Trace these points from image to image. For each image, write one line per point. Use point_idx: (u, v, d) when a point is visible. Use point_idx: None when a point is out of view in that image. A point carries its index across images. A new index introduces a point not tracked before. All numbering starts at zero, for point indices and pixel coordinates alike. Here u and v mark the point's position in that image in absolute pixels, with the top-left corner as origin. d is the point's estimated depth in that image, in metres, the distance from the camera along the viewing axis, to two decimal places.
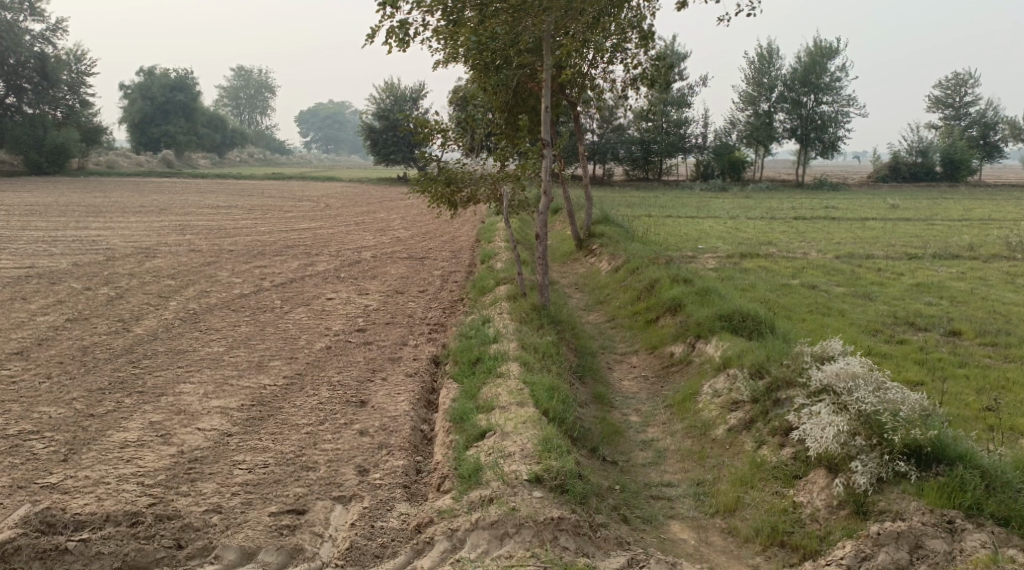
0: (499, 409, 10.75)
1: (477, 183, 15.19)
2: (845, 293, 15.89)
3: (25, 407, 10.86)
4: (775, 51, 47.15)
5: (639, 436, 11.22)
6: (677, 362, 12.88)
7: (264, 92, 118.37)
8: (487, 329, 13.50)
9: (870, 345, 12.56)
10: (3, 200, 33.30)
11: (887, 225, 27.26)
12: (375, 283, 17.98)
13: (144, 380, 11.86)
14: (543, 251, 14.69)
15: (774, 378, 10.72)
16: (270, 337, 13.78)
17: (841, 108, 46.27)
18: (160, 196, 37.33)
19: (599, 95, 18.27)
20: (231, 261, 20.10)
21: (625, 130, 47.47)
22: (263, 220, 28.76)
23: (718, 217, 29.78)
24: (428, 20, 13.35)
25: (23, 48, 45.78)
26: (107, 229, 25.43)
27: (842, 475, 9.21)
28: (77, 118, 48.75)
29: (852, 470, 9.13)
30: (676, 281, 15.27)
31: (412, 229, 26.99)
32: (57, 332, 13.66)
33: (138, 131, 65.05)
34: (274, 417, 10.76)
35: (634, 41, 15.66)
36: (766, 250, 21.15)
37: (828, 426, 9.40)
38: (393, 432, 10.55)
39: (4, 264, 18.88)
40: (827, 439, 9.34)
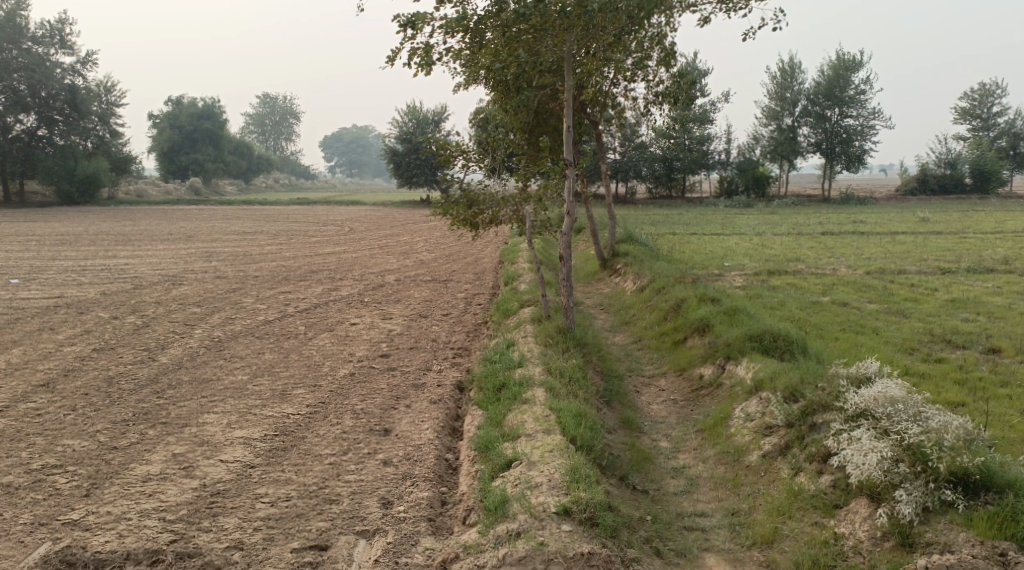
0: (525, 437, 10.51)
1: (499, 204, 14.99)
2: (878, 310, 15.52)
3: (48, 440, 10.72)
4: (797, 65, 46.86)
5: (670, 463, 10.93)
6: (706, 386, 12.56)
7: (289, 119, 119.43)
8: (512, 353, 13.26)
9: (906, 364, 12.21)
10: (34, 231, 33.56)
11: (918, 239, 26.80)
12: (399, 307, 17.81)
13: (167, 411, 11.71)
14: (566, 272, 14.44)
15: (809, 402, 10.39)
16: (294, 365, 13.61)
17: (866, 121, 45.76)
18: (187, 224, 37.53)
19: (621, 113, 18.08)
20: (256, 287, 20.03)
21: (647, 147, 47.18)
22: (289, 245, 28.76)
23: (743, 234, 29.43)
24: (450, 43, 13.18)
25: (55, 81, 45.77)
26: (134, 257, 25.49)
27: (885, 504, 8.89)
28: (107, 148, 49.22)
29: (897, 499, 8.80)
30: (703, 301, 14.99)
31: (435, 252, 26.85)
32: (82, 362, 13.57)
33: (166, 159, 65.68)
34: (297, 448, 10.56)
35: (656, 59, 15.48)
36: (795, 266, 20.80)
37: (869, 453, 9.08)
38: (417, 461, 10.33)
39: (33, 294, 18.92)
40: (869, 466, 9.01)
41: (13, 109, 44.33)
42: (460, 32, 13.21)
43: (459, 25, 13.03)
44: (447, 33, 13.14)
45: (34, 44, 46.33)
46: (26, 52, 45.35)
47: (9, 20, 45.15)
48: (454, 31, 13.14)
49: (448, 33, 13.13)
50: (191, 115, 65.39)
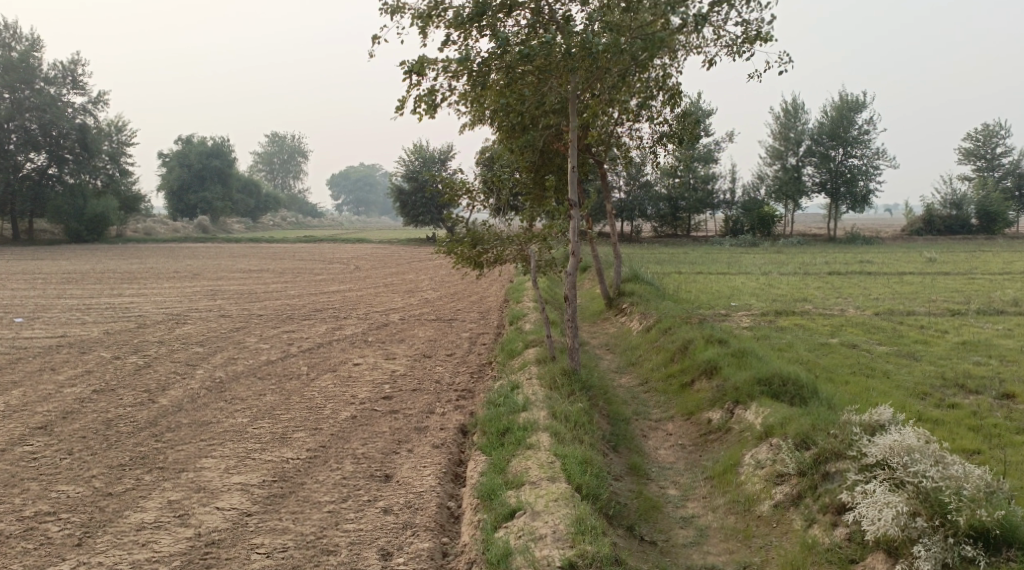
0: (529, 485, 10.28)
1: (503, 244, 14.76)
2: (888, 352, 15.27)
3: (43, 486, 10.50)
4: (801, 106, 47.01)
5: (679, 511, 10.65)
6: (715, 431, 12.30)
7: (297, 157, 120.05)
8: (517, 396, 13.03)
9: (919, 410, 11.94)
10: (42, 269, 33.50)
11: (925, 279, 26.57)
12: (403, 346, 17.60)
13: (165, 455, 11.48)
14: (572, 313, 14.22)
15: (821, 450, 10.18)
16: (296, 407, 13.37)
17: (871, 161, 45.75)
18: (194, 262, 37.47)
19: (626, 153, 18.03)
20: (260, 327, 19.83)
21: (652, 186, 47.18)
22: (294, 283, 28.61)
23: (749, 273, 29.23)
24: (454, 85, 13.09)
25: (66, 120, 45.61)
26: (140, 295, 25.35)
27: (903, 560, 8.78)
28: (117, 187, 49.32)
29: (915, 555, 8.72)
30: (711, 342, 14.78)
31: (441, 290, 26.69)
32: (82, 404, 13.34)
33: (174, 197, 65.76)
34: (295, 495, 10.34)
35: (661, 99, 15.44)
36: (802, 307, 20.59)
37: (886, 507, 8.95)
38: (418, 509, 10.10)
39: (36, 334, 18.75)
40: (885, 521, 8.89)
41: (24, 148, 44.77)
42: (464, 74, 13.14)
43: (463, 67, 12.95)
44: (452, 76, 13.07)
45: (47, 85, 46.38)
46: (38, 92, 45.42)
47: (23, 61, 45.17)
48: (459, 73, 13.06)
49: (452, 76, 13.05)
50: (200, 154, 65.70)
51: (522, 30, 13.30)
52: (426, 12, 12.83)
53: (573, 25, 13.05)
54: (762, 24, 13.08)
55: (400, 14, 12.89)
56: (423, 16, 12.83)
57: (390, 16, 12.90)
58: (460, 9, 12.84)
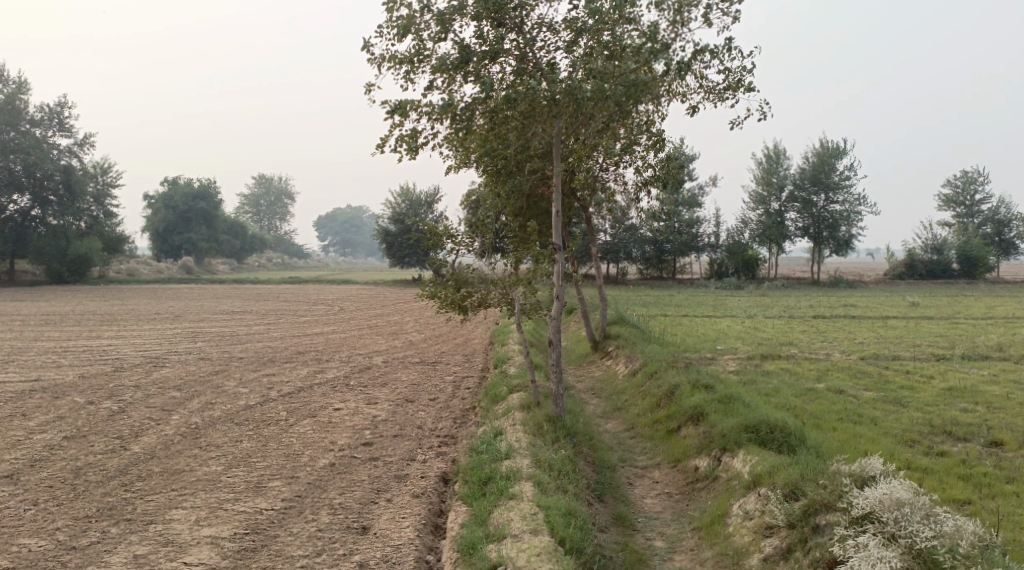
0: (511, 538, 9.98)
1: (488, 287, 14.59)
2: (875, 398, 15.05)
3: (4, 538, 10.25)
4: (783, 152, 47.29)
5: (666, 565, 10.34)
6: (702, 479, 12.01)
7: (283, 199, 119.96)
8: (500, 442, 12.70)
9: (909, 458, 11.69)
10: (22, 310, 33.01)
11: (909, 324, 26.47)
12: (385, 390, 17.26)
13: (135, 506, 11.11)
14: (557, 357, 13.93)
15: (811, 501, 9.88)
16: (272, 454, 12.99)
17: (853, 206, 45.91)
18: (176, 304, 37.01)
19: (611, 197, 17.90)
20: (240, 370, 19.44)
21: (637, 229, 47.20)
22: (276, 325, 28.23)
23: (734, 316, 29.02)
24: (438, 129, 12.97)
25: (50, 162, 45.54)
26: (118, 338, 24.91)
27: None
28: (101, 228, 49.01)
29: None
30: (697, 388, 14.51)
31: (425, 332, 26.36)
32: (52, 451, 12.93)
33: (159, 239, 65.31)
34: (268, 548, 10.15)
35: (645, 143, 15.40)
36: (788, 351, 20.38)
37: (878, 564, 8.72)
38: (395, 564, 9.89)
39: (9, 377, 18.31)
40: None
41: (7, 190, 44.36)
42: (447, 119, 12.97)
43: (446, 112, 12.79)
44: (435, 119, 12.91)
45: (32, 126, 46.23)
46: (24, 134, 45.14)
47: (9, 103, 45.12)
48: (441, 117, 12.91)
49: (435, 120, 12.90)
50: (186, 195, 65.43)
51: (506, 76, 13.19)
52: (410, 57, 12.70)
53: (557, 72, 12.95)
54: (745, 72, 13.05)
55: (386, 63, 12.80)
56: (407, 61, 12.70)
57: (376, 64, 12.81)
58: (444, 55, 12.73)
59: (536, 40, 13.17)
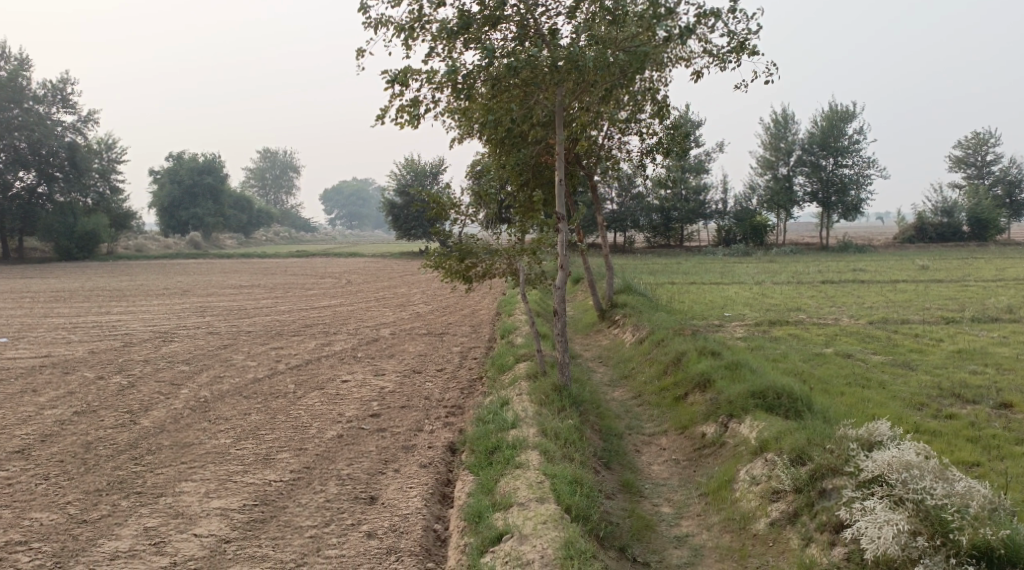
0: (517, 506, 10.01)
1: (493, 257, 14.48)
2: (883, 362, 15.01)
3: (16, 513, 10.34)
4: (791, 116, 46.95)
5: (673, 530, 10.36)
6: (709, 445, 12.01)
7: (289, 172, 119.85)
8: (507, 412, 12.71)
9: (916, 421, 11.68)
10: (31, 287, 33.12)
11: (918, 287, 26.38)
12: (392, 362, 17.28)
13: (144, 479, 11.17)
14: (563, 326, 13.90)
15: (817, 465, 9.89)
16: (281, 426, 13.04)
17: (862, 170, 45.59)
18: (184, 278, 37.06)
19: (616, 165, 17.78)
20: (248, 344, 19.47)
21: (644, 197, 47.06)
22: (284, 299, 28.27)
23: (742, 283, 28.92)
24: (439, 97, 12.85)
25: (55, 138, 45.36)
26: (127, 314, 24.98)
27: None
28: (108, 204, 49.03)
29: None
30: (704, 355, 14.50)
31: (432, 304, 26.39)
32: (62, 426, 12.99)
33: (166, 214, 65.31)
34: (277, 520, 10.21)
35: (650, 110, 15.29)
36: (796, 316, 20.33)
37: (885, 526, 8.73)
38: (403, 533, 9.94)
39: (19, 354, 18.37)
40: (886, 541, 8.66)
41: (12, 167, 44.31)
42: (448, 87, 12.86)
43: (447, 80, 12.66)
44: (436, 87, 12.79)
45: (36, 103, 46.09)
46: (28, 111, 44.93)
47: (12, 80, 44.69)
48: (442, 85, 12.78)
49: (436, 87, 12.77)
50: (192, 170, 65.41)
51: (507, 42, 13.07)
52: (409, 23, 12.58)
53: (559, 39, 12.80)
54: (749, 36, 12.88)
55: (384, 27, 12.67)
56: (407, 28, 12.58)
57: (373, 29, 12.69)
58: (444, 22, 12.60)
59: (537, 6, 13.01)
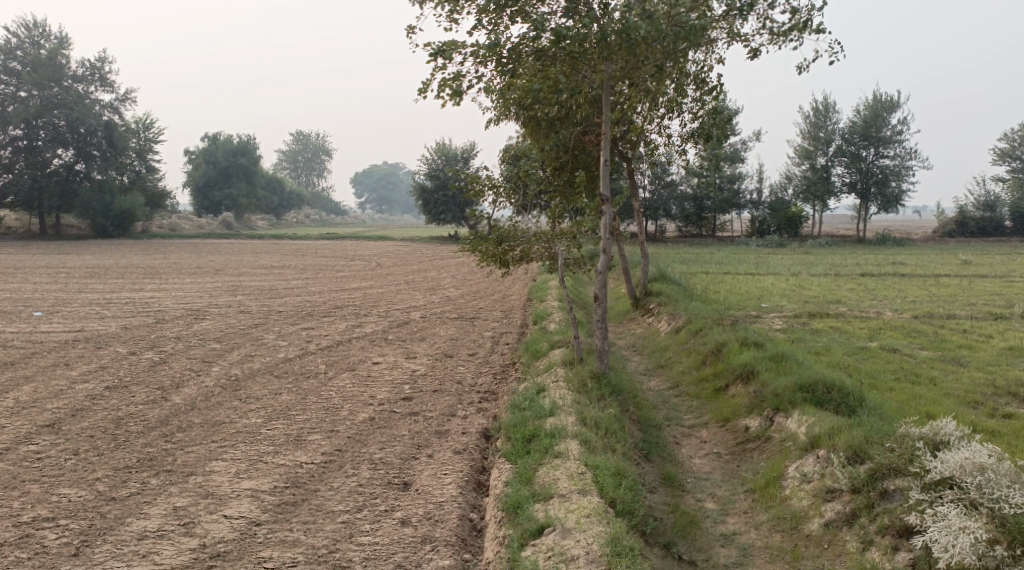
0: (559, 498, 9.66)
1: (531, 241, 14.06)
2: (931, 358, 14.45)
3: (44, 488, 10.13)
4: (832, 105, 46.00)
5: (719, 528, 9.97)
6: (753, 439, 11.61)
7: (321, 155, 119.93)
8: (543, 399, 12.32)
9: (973, 420, 11.19)
10: (66, 263, 33.17)
11: (961, 282, 25.61)
12: (424, 345, 16.96)
13: (175, 457, 10.94)
14: (602, 313, 13.44)
15: (877, 465, 9.47)
16: (311, 408, 12.75)
17: (904, 161, 44.54)
18: (216, 258, 36.94)
19: (654, 150, 17.32)
20: (279, 324, 19.23)
21: (677, 186, 46.35)
22: (314, 280, 28.00)
23: (778, 274, 28.24)
24: (483, 72, 12.40)
25: (93, 117, 45.19)
26: (159, 291, 24.79)
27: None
28: (142, 183, 49.20)
29: None
30: (746, 345, 14.02)
31: (463, 288, 26.03)
32: (93, 401, 12.78)
33: (200, 194, 65.37)
34: (308, 503, 9.93)
35: (694, 93, 14.74)
36: (837, 309, 19.76)
37: (961, 534, 8.27)
38: (438, 522, 9.61)
39: (52, 328, 18.22)
40: (961, 549, 8.21)
41: (51, 145, 44.48)
42: (492, 62, 12.37)
43: (492, 51, 12.17)
44: (480, 61, 12.33)
45: (74, 82, 46.15)
46: (67, 90, 45.03)
47: (51, 59, 44.83)
48: (487, 60, 12.30)
49: (480, 62, 12.30)
50: (227, 151, 65.40)
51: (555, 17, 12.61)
52: None
53: (610, 12, 12.30)
54: (812, 13, 12.33)
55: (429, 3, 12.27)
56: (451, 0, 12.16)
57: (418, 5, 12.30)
58: None
59: None
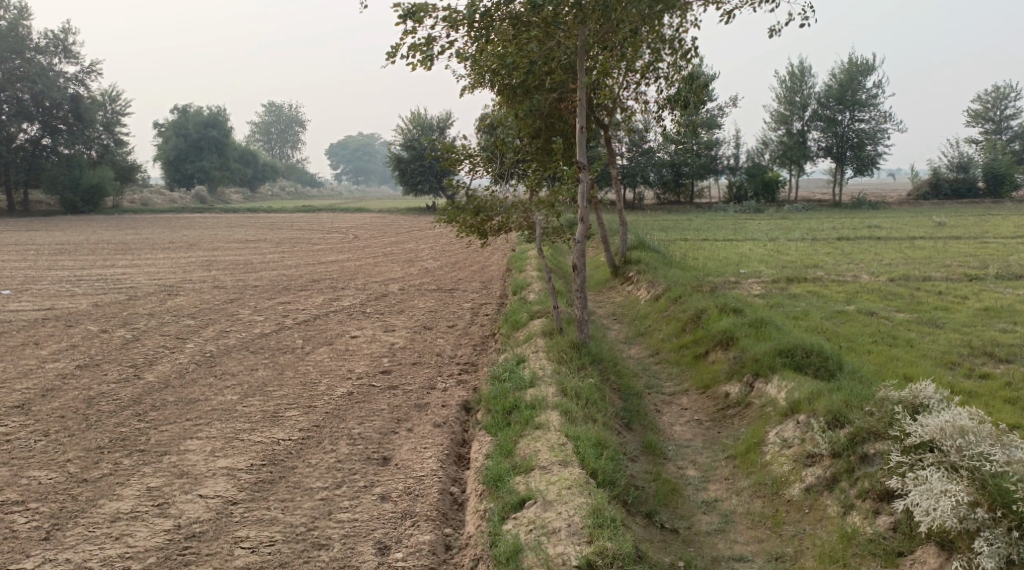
0: (539, 470, 9.59)
1: (509, 211, 13.91)
2: (909, 320, 14.47)
3: (13, 471, 9.95)
4: (807, 69, 45.89)
5: (700, 495, 9.96)
6: (733, 406, 11.59)
7: (294, 127, 118.64)
8: (523, 370, 12.23)
9: (951, 381, 11.21)
10: (36, 240, 32.60)
11: (936, 244, 25.71)
12: (402, 318, 16.81)
13: (149, 436, 10.77)
14: (581, 282, 13.32)
15: (857, 429, 9.46)
16: (289, 383, 12.59)
17: (879, 125, 44.59)
18: (189, 232, 36.48)
19: (631, 117, 17.17)
20: (255, 298, 19.01)
21: (654, 153, 46.11)
22: (290, 254, 27.70)
23: (756, 240, 28.21)
24: (455, 37, 12.18)
25: (58, 90, 44.48)
26: (132, 267, 24.44)
27: (961, 555, 8.13)
28: (112, 156, 48.53)
29: (975, 550, 8.05)
30: (725, 312, 13.96)
31: (440, 259, 25.84)
32: (64, 381, 12.56)
33: (172, 167, 64.56)
34: (285, 481, 9.81)
35: (669, 58, 14.54)
36: (814, 273, 19.74)
37: (943, 497, 8.26)
38: (418, 497, 9.52)
39: (22, 307, 17.91)
40: (942, 512, 8.21)
41: (16, 119, 43.72)
42: (464, 26, 12.14)
43: (464, 16, 11.96)
44: (451, 25, 12.07)
45: (38, 54, 45.26)
46: (29, 62, 44.17)
47: (12, 30, 43.88)
48: (459, 24, 12.07)
49: (451, 27, 12.08)
50: (198, 123, 64.28)
51: None
52: None
53: None
54: None
55: None
56: None
57: None
58: None
59: None
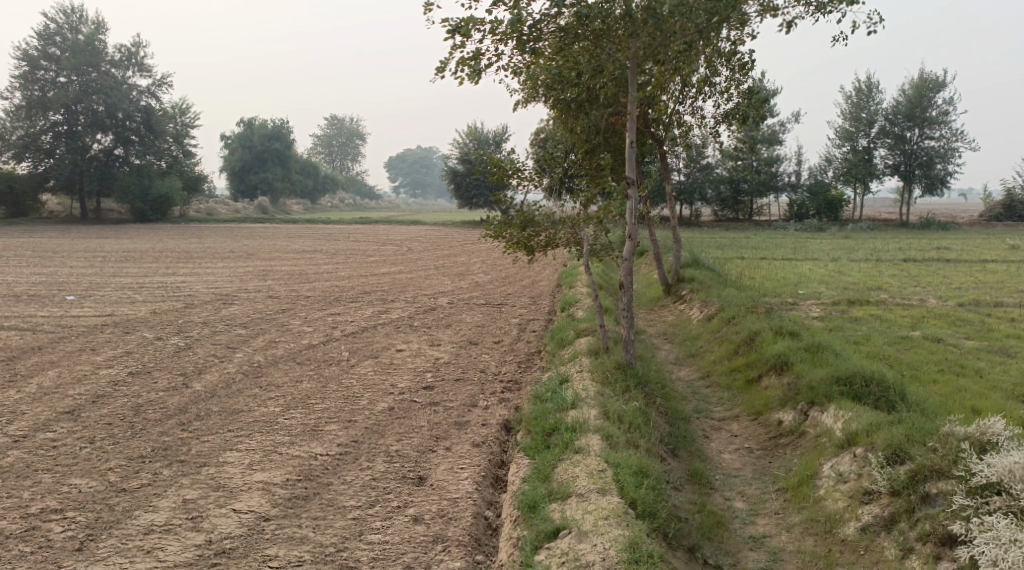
0: (577, 497, 9.21)
1: (556, 227, 13.58)
2: (978, 348, 13.75)
3: (55, 478, 9.87)
4: (875, 85, 44.76)
5: (748, 530, 9.49)
6: (786, 434, 11.08)
7: (356, 140, 119.95)
8: (566, 390, 11.85)
9: (1023, 415, 10.55)
10: (102, 247, 33.24)
11: (1009, 268, 24.65)
12: (450, 332, 16.56)
13: (190, 446, 10.64)
14: (629, 301, 12.90)
15: (919, 466, 8.91)
16: (331, 396, 12.40)
17: (950, 143, 43.27)
18: (249, 242, 36.81)
19: (688, 132, 16.74)
20: (307, 309, 18.94)
21: (712, 169, 45.64)
22: (345, 265, 27.69)
23: (817, 260, 27.41)
24: (504, 50, 11.88)
25: (130, 102, 45.31)
26: (192, 275, 24.64)
27: None
28: (180, 167, 49.29)
29: None
30: (781, 335, 13.40)
31: (493, 273, 25.57)
32: (114, 387, 12.54)
33: (236, 178, 65.59)
34: (319, 498, 9.57)
35: (728, 70, 14.08)
36: (878, 296, 19.02)
37: (1011, 547, 7.71)
38: (452, 520, 9.21)
39: (82, 312, 18.07)
40: (1011, 563, 7.66)
41: (90, 130, 44.63)
42: (513, 40, 11.85)
43: (513, 30, 11.68)
44: (500, 39, 11.79)
45: (112, 67, 46.19)
46: (105, 75, 45.11)
47: (88, 44, 45.00)
48: (508, 37, 11.78)
49: (500, 40, 11.79)
50: (263, 135, 65.23)
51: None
52: None
53: None
54: None
55: None
56: None
57: None
58: None
59: None
